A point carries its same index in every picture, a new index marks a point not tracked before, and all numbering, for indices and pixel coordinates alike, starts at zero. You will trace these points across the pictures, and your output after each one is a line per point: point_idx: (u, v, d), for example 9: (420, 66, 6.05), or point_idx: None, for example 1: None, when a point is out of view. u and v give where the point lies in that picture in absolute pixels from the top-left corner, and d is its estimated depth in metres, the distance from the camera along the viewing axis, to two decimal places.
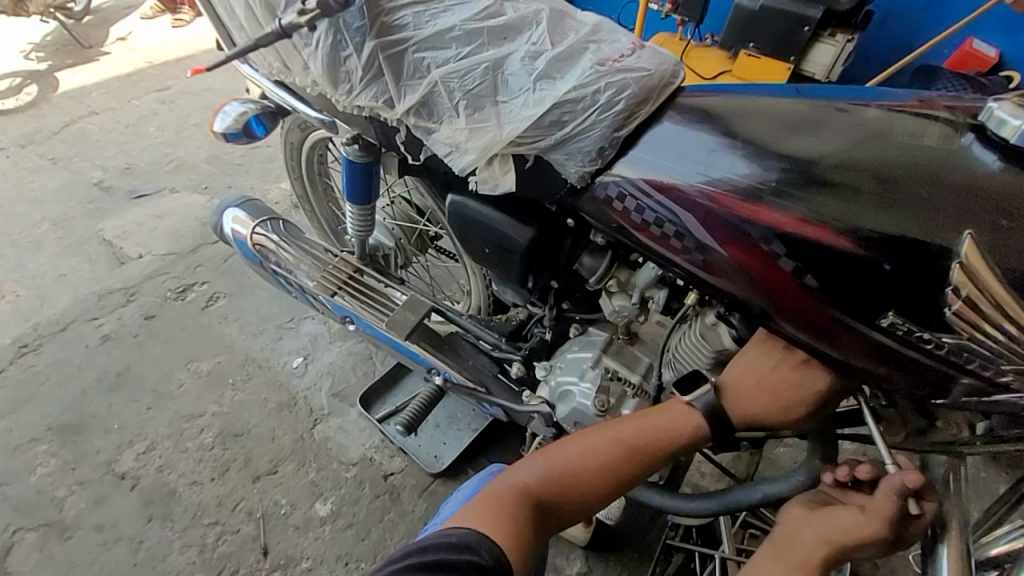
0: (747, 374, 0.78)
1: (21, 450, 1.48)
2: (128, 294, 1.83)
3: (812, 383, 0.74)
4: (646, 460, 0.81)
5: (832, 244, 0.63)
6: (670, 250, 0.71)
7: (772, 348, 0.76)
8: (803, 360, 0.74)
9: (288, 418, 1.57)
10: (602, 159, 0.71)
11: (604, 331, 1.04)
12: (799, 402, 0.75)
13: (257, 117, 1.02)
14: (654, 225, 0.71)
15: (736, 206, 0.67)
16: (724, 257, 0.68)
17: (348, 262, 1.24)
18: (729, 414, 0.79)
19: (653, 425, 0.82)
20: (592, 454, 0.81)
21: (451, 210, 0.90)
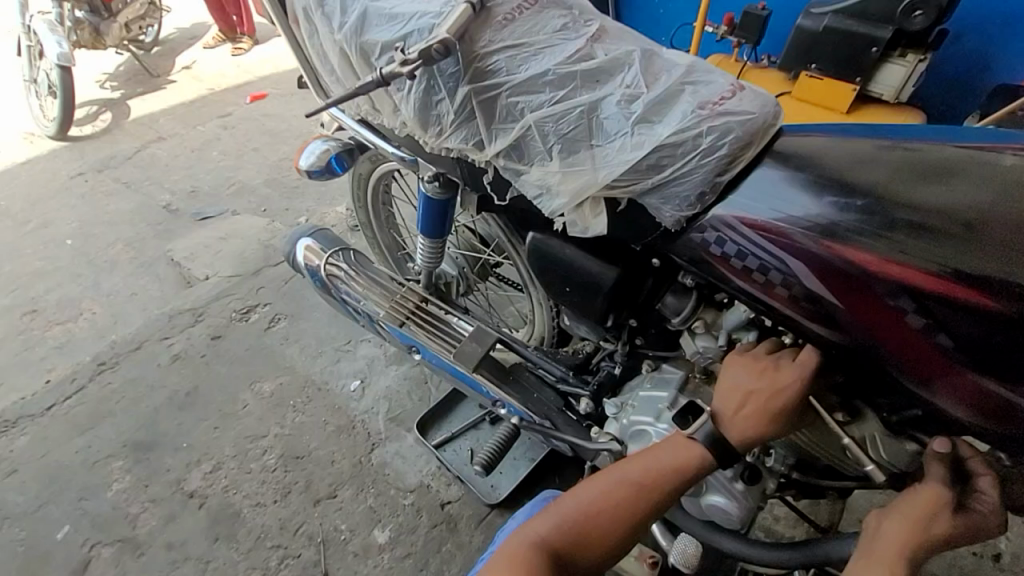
0: (729, 398, 0.78)
1: (98, 466, 1.54)
2: (196, 314, 1.91)
3: (791, 385, 0.74)
4: (659, 498, 0.76)
5: (968, 301, 0.61)
6: (775, 298, 0.70)
7: (742, 364, 0.78)
8: (770, 367, 0.76)
9: (347, 442, 1.59)
10: (700, 204, 0.71)
11: (679, 369, 1.00)
12: (788, 408, 0.75)
13: (338, 155, 1.08)
14: (757, 271, 0.70)
15: (851, 256, 0.65)
16: (833, 307, 0.67)
17: (415, 292, 1.26)
18: (732, 433, 0.77)
19: (660, 460, 0.78)
20: (602, 498, 0.77)
21: (532, 249, 0.90)
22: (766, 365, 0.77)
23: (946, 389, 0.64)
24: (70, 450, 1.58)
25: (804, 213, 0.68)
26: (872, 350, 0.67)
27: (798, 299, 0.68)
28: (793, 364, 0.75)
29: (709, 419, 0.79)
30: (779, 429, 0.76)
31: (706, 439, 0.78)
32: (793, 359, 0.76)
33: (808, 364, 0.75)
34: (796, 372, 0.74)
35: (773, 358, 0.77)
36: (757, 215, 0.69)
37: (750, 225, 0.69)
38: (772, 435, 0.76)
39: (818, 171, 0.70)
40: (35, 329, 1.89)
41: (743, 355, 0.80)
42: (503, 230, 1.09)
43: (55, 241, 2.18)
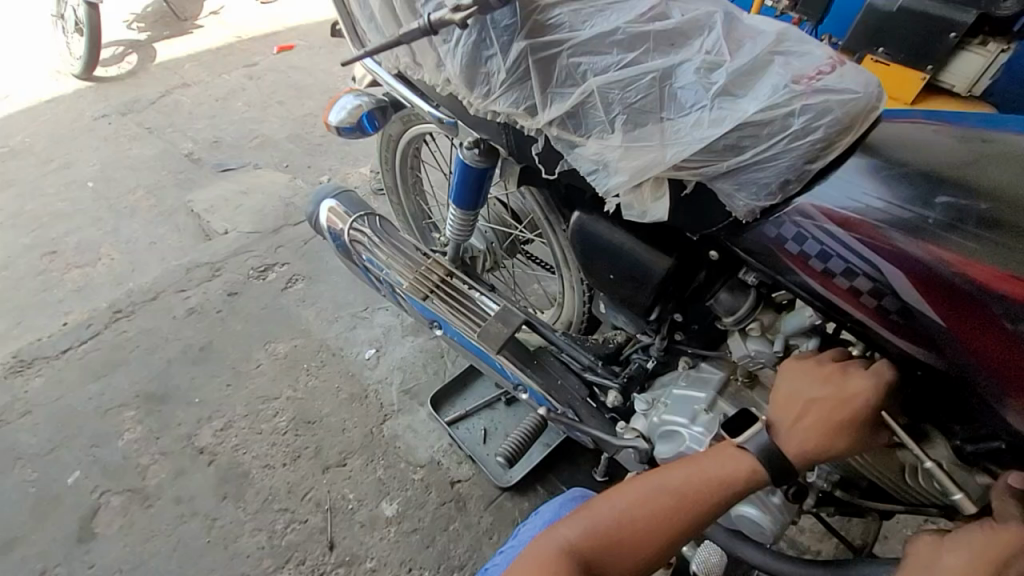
0: (789, 406, 0.72)
1: (110, 414, 1.54)
2: (213, 269, 1.87)
3: (862, 395, 0.69)
4: (701, 511, 0.72)
5: None
6: (857, 305, 0.65)
7: (806, 370, 0.72)
8: (838, 373, 0.71)
9: (359, 410, 1.56)
10: (782, 194, 0.64)
11: (719, 370, 0.94)
12: (857, 419, 0.69)
13: (371, 113, 1.01)
14: (842, 276, 0.64)
15: (958, 264, 0.58)
16: (932, 323, 0.61)
17: (440, 264, 1.19)
18: (791, 446, 0.71)
19: (705, 471, 0.72)
20: (638, 507, 0.72)
21: (578, 231, 0.83)
22: (833, 371, 0.71)
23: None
24: (83, 395, 1.57)
25: (910, 213, 0.61)
26: (972, 371, 0.61)
27: (888, 312, 0.63)
28: (864, 373, 0.70)
29: (765, 427, 0.73)
30: (844, 443, 0.70)
31: (759, 451, 0.72)
32: (865, 366, 0.71)
33: (884, 373, 0.69)
34: (868, 380, 0.69)
35: (839, 363, 0.72)
36: (850, 212, 0.63)
37: (843, 223, 0.63)
38: (835, 449, 0.70)
39: (915, 171, 0.64)
40: (53, 271, 1.87)
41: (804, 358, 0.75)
42: (539, 204, 1.03)
43: (77, 183, 2.15)
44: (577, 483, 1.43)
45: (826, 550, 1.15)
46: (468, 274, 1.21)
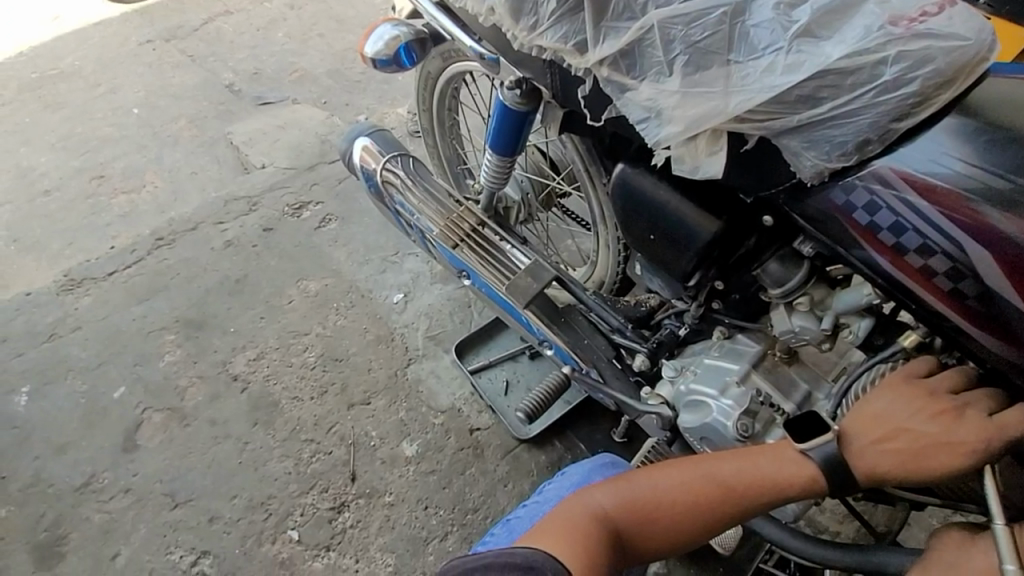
0: (875, 426, 0.71)
1: (152, 335, 1.61)
2: (250, 203, 1.89)
3: (970, 444, 0.67)
4: (740, 505, 0.77)
5: None
6: (929, 289, 0.58)
7: (912, 398, 0.69)
8: (951, 415, 0.68)
9: (385, 352, 1.59)
10: (858, 154, 0.57)
11: (756, 343, 0.89)
12: (950, 463, 0.68)
13: (408, 45, 0.95)
14: (915, 254, 0.58)
15: None
16: (1013, 312, 0.55)
17: (472, 213, 1.16)
18: (859, 464, 0.72)
19: (757, 468, 0.77)
20: (682, 489, 0.78)
21: (618, 186, 0.77)
22: (947, 410, 0.68)
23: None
24: (127, 316, 1.65)
25: (1011, 186, 0.54)
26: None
27: (965, 297, 0.57)
28: (984, 421, 0.67)
29: (838, 438, 0.73)
30: (921, 477, 0.70)
31: (822, 460, 0.73)
32: (988, 415, 0.67)
33: (1009, 428, 0.66)
34: (985, 431, 0.66)
35: (959, 401, 0.68)
36: (936, 181, 0.56)
37: (927, 194, 0.57)
38: (909, 480, 0.71)
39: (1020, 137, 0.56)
40: (102, 195, 1.92)
41: (920, 382, 0.70)
42: (581, 155, 0.97)
43: (122, 109, 2.17)
44: (594, 442, 1.44)
45: (845, 533, 1.13)
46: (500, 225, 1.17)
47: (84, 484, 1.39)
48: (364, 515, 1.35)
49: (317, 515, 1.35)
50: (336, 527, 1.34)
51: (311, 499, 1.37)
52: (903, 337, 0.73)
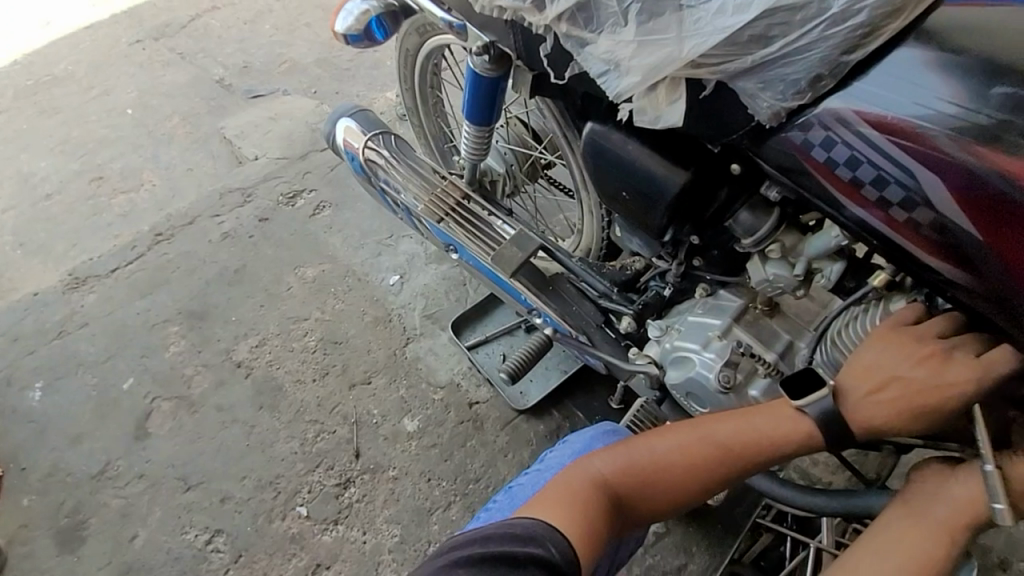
0: (869, 378, 0.71)
1: (157, 328, 1.65)
2: (244, 195, 1.91)
3: (960, 385, 0.67)
4: (734, 464, 0.78)
5: None
6: (888, 221, 0.61)
7: (901, 345, 0.69)
8: (942, 360, 0.68)
9: (383, 333, 1.62)
10: (813, 92, 0.59)
11: (737, 298, 0.91)
12: (942, 405, 0.69)
13: (380, 19, 0.95)
14: (870, 187, 0.60)
15: (1009, 171, 0.54)
16: (965, 235, 0.57)
17: (456, 187, 1.17)
18: (854, 417, 0.72)
19: (753, 429, 0.78)
20: (679, 452, 0.79)
21: (588, 144, 0.78)
22: (937, 355, 0.68)
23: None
24: (132, 311, 1.68)
25: (962, 111, 0.56)
26: (1002, 284, 0.58)
27: (919, 226, 0.59)
28: (971, 361, 0.67)
29: (832, 393, 0.73)
30: (917, 425, 0.70)
31: (817, 415, 0.73)
32: (977, 356, 0.67)
33: (996, 366, 0.66)
34: (973, 371, 0.66)
35: (946, 344, 0.68)
36: (887, 113, 0.58)
37: (876, 125, 0.58)
38: (905, 429, 0.71)
39: (976, 61, 0.56)
40: (102, 196, 1.95)
41: (907, 330, 0.70)
42: (557, 120, 0.98)
43: (116, 110, 2.19)
44: (592, 408, 1.46)
45: (837, 483, 1.14)
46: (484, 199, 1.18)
47: (100, 473, 1.44)
48: (369, 490, 1.39)
49: (323, 492, 1.39)
50: (343, 502, 1.38)
51: (318, 477, 1.41)
52: (873, 278, 0.71)
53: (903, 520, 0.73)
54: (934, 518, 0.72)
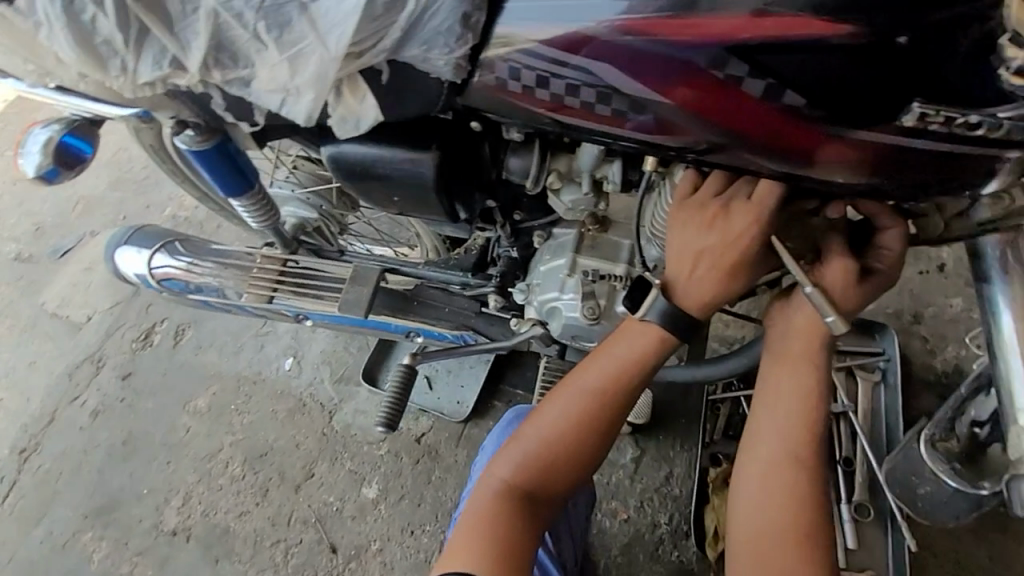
0: (679, 264, 0.68)
1: (70, 545, 1.47)
2: (96, 362, 1.71)
3: (748, 231, 0.64)
4: (621, 401, 0.71)
5: (797, 36, 0.50)
6: (601, 120, 0.58)
7: (686, 221, 0.66)
8: (722, 214, 0.65)
9: (304, 421, 1.53)
10: (473, 28, 0.55)
11: (571, 229, 0.90)
12: (747, 255, 0.66)
13: (70, 137, 0.83)
14: (570, 96, 0.57)
15: (669, 32, 0.51)
16: (666, 105, 0.56)
17: (273, 257, 1.09)
18: (686, 307, 0.69)
19: (618, 356, 0.71)
20: (563, 419, 0.71)
21: (335, 166, 0.71)
22: (716, 212, 0.65)
23: (818, 157, 0.56)
24: (33, 543, 1.49)
25: None
26: (722, 144, 0.58)
27: (626, 113, 0.57)
28: (748, 205, 0.64)
29: (658, 294, 0.70)
30: (739, 284, 0.68)
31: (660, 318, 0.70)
32: (750, 195, 0.64)
33: (767, 198, 0.63)
34: (753, 213, 0.63)
35: (723, 198, 0.65)
36: (561, 24, 0.53)
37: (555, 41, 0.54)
38: (733, 294, 0.69)
39: None
40: None
41: (684, 202, 0.67)
42: None
43: None
44: (528, 379, 1.47)
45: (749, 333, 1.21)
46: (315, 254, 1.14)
47: None
48: None
49: None
50: None
51: None
52: (645, 166, 0.66)
53: (777, 373, 0.72)
54: (799, 354, 0.71)
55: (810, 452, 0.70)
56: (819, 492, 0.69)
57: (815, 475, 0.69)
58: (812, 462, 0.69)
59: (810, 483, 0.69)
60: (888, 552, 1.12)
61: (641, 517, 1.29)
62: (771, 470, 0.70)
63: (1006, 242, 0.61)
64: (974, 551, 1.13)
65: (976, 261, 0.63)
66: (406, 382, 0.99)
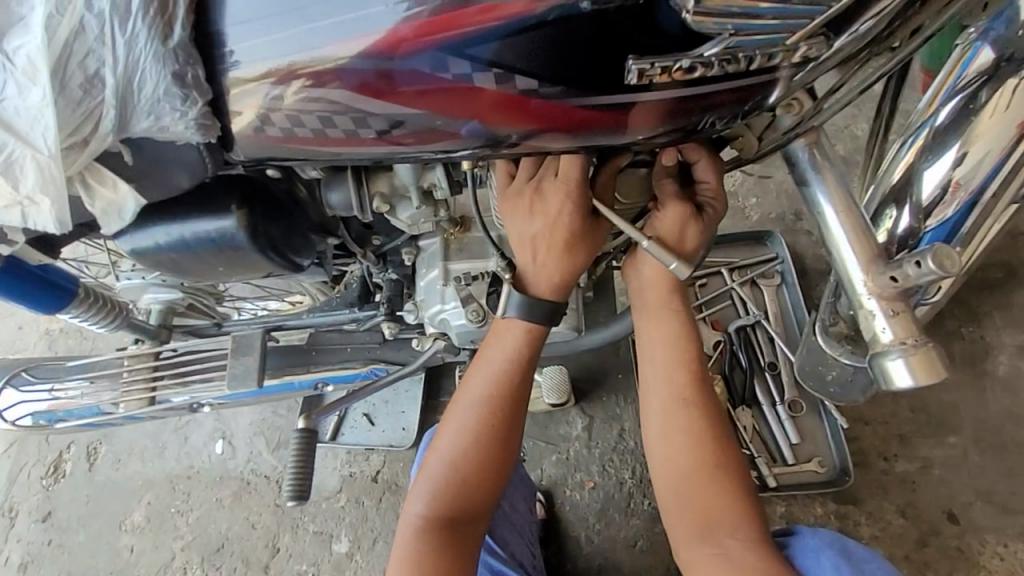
0: (523, 253, 0.70)
1: None
2: (8, 513, 1.49)
3: (565, 209, 0.65)
4: (513, 399, 0.75)
5: (505, 18, 0.47)
6: (370, 144, 0.54)
7: (511, 212, 0.68)
8: (537, 197, 0.66)
9: (253, 499, 1.43)
10: (193, 85, 0.50)
11: (435, 235, 0.86)
12: (575, 228, 0.67)
13: None
14: (328, 128, 0.53)
15: (384, 47, 0.48)
16: (420, 117, 0.52)
17: (143, 354, 0.99)
18: (541, 292, 0.72)
19: (494, 363, 0.74)
20: (462, 437, 0.74)
21: (141, 258, 0.65)
22: (532, 196, 0.67)
23: (627, 124, 0.53)
24: None
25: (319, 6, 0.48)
26: (511, 138, 0.54)
27: (389, 131, 0.53)
28: (557, 183, 0.65)
29: (512, 287, 0.72)
30: (580, 257, 0.70)
31: (519, 309, 0.72)
32: (556, 172, 0.65)
33: (571, 172, 0.64)
34: (563, 190, 0.65)
35: (535, 181, 0.66)
36: (284, 57, 0.49)
37: (293, 77, 0.50)
38: (578, 267, 0.71)
39: None
40: None
41: (506, 195, 0.68)
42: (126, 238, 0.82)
43: None
44: None
45: None
46: (195, 335, 1.06)
47: None
48: None
49: None
50: None
51: None
52: (464, 166, 0.63)
53: (650, 326, 0.76)
54: (663, 301, 0.75)
55: (694, 385, 0.74)
56: (714, 417, 0.74)
57: (704, 403, 0.74)
58: (699, 394, 0.74)
59: (702, 412, 0.74)
60: (828, 436, 1.16)
61: (607, 479, 1.28)
62: (667, 414, 0.74)
63: (812, 143, 0.63)
64: (896, 411, 1.18)
65: (792, 168, 0.65)
66: (309, 447, 0.97)
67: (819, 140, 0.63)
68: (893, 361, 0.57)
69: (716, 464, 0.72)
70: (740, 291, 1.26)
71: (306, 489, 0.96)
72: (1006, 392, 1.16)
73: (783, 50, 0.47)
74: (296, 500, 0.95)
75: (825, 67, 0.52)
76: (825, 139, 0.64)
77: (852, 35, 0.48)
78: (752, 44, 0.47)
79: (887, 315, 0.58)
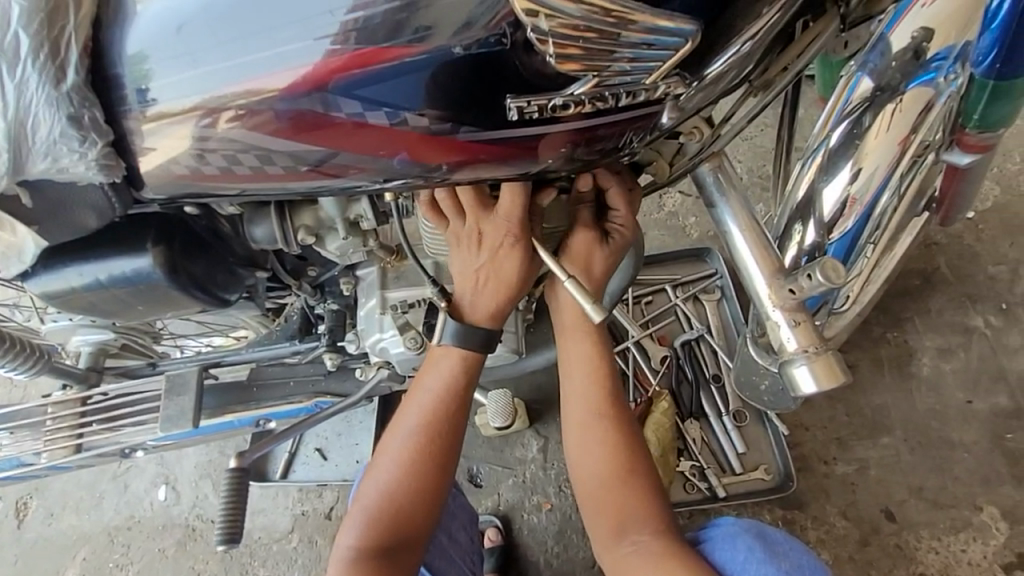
0: (465, 284, 0.73)
1: None
2: None
3: (507, 247, 0.68)
4: (446, 427, 0.76)
5: (398, 60, 0.48)
6: (280, 178, 0.56)
7: (458, 249, 0.71)
8: (482, 236, 0.69)
9: (199, 547, 1.36)
10: (90, 126, 0.50)
11: (372, 264, 0.86)
12: (515, 265, 0.70)
13: None
14: (235, 166, 0.54)
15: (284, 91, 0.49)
16: (327, 154, 0.54)
17: (65, 401, 0.94)
18: (482, 321, 0.74)
19: (429, 390, 0.76)
20: (397, 464, 0.74)
21: (53, 297, 0.64)
22: (477, 235, 0.69)
23: (530, 155, 0.56)
24: None
25: (216, 48, 0.49)
26: (422, 171, 0.56)
27: (300, 166, 0.55)
28: (497, 221, 0.67)
29: (450, 316, 0.74)
30: (523, 291, 0.73)
31: (454, 336, 0.74)
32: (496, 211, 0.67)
33: (511, 212, 0.66)
34: (503, 228, 0.67)
35: (476, 217, 0.68)
36: (186, 99, 0.50)
37: (194, 118, 0.51)
38: (518, 299, 0.73)
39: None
40: None
41: (452, 233, 0.70)
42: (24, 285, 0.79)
43: None
44: None
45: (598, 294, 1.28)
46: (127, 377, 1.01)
47: None
48: None
49: None
50: None
51: None
52: (388, 198, 0.65)
53: (567, 346, 0.79)
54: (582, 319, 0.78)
55: (612, 400, 0.78)
56: (629, 429, 0.77)
57: (619, 417, 0.77)
58: (613, 408, 0.77)
59: (618, 424, 0.77)
60: (771, 442, 1.20)
61: (564, 500, 1.28)
62: (587, 428, 0.77)
63: (716, 167, 0.67)
64: (834, 415, 1.23)
65: (702, 191, 0.69)
66: (242, 487, 0.94)
67: (722, 164, 0.68)
68: (799, 367, 0.61)
69: (635, 474, 0.74)
70: (683, 307, 1.30)
71: (236, 531, 0.92)
72: (930, 392, 1.23)
73: (644, 89, 0.51)
74: (226, 543, 0.91)
75: (706, 98, 0.56)
76: (729, 162, 0.68)
77: (734, 56, 0.52)
78: (620, 84, 0.50)
79: (790, 325, 0.61)
